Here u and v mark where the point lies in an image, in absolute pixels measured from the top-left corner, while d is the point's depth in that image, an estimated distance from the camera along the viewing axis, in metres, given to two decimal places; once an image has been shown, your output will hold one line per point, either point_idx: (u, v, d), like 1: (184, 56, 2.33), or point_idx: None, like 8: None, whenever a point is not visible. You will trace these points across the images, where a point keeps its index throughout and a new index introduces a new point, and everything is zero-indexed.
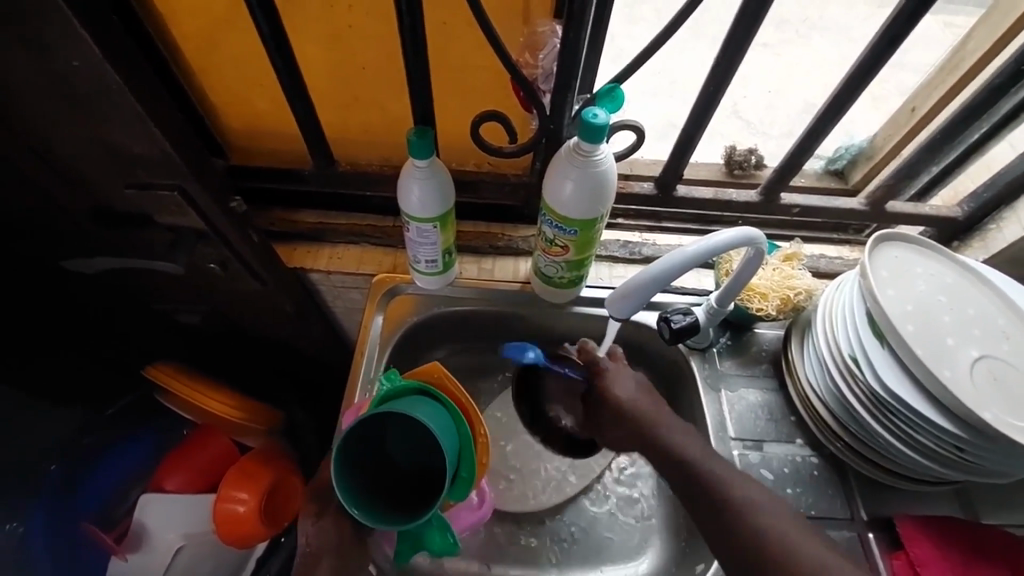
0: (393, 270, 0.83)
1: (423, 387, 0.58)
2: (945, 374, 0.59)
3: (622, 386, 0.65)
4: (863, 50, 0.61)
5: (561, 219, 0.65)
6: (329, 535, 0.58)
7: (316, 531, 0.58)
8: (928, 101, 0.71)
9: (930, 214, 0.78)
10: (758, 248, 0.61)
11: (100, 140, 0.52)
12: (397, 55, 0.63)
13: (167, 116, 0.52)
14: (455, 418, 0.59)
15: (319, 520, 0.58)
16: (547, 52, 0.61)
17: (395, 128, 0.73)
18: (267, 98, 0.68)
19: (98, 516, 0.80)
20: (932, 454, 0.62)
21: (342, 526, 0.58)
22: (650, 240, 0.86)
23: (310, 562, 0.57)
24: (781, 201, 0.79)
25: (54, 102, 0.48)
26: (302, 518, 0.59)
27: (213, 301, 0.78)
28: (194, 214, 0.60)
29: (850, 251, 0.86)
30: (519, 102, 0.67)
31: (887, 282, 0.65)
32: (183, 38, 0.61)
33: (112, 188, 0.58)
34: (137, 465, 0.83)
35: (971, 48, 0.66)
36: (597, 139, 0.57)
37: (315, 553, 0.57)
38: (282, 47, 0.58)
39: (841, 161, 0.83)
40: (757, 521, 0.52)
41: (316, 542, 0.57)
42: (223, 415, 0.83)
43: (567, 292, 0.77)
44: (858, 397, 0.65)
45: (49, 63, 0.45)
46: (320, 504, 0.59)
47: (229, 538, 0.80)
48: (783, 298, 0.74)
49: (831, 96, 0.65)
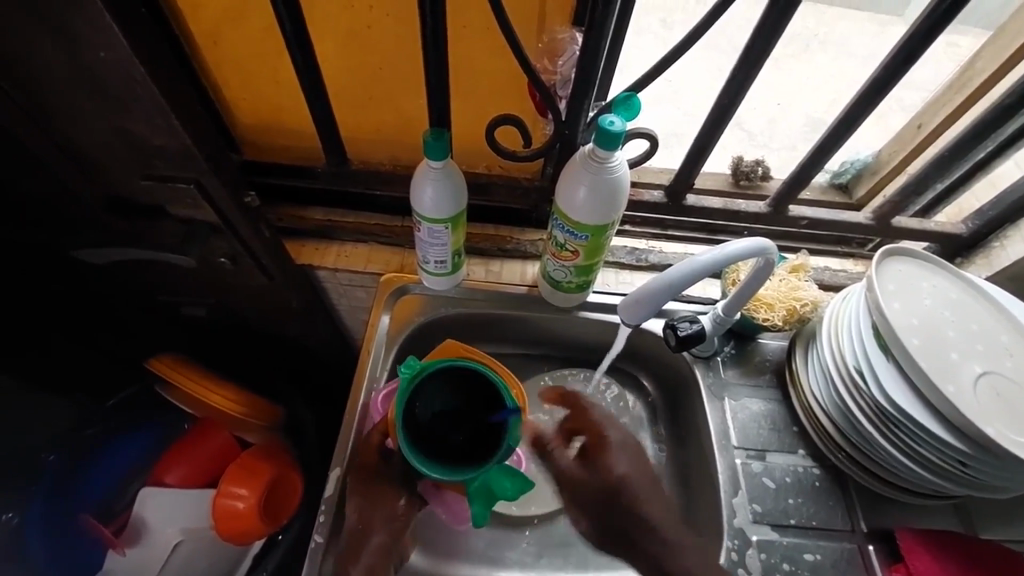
0: (401, 269, 0.82)
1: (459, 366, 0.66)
2: (950, 390, 0.59)
3: (620, 462, 0.68)
4: (877, 66, 0.62)
5: (572, 225, 0.65)
6: (381, 510, 0.66)
7: (366, 508, 0.66)
8: (934, 119, 0.72)
9: (934, 229, 0.79)
10: (769, 259, 0.61)
11: (120, 132, 0.53)
12: (415, 56, 0.63)
13: (189, 110, 0.52)
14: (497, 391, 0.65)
15: (363, 499, 0.66)
16: (565, 59, 0.62)
17: (409, 128, 0.73)
18: (283, 96, 0.69)
19: (101, 508, 0.78)
20: (934, 467, 0.63)
21: (394, 506, 0.67)
22: (656, 247, 0.87)
23: (360, 536, 0.64)
24: (790, 213, 0.80)
25: (76, 92, 0.49)
26: (350, 498, 0.66)
27: (219, 296, 0.78)
28: (209, 207, 0.61)
29: (854, 264, 0.87)
30: (534, 106, 0.68)
31: (892, 294, 0.66)
32: (202, 34, 0.61)
33: (128, 178, 0.58)
34: (137, 458, 0.82)
35: (979, 68, 0.67)
36: (612, 146, 0.58)
37: (364, 531, 0.65)
38: (305, 47, 0.59)
39: (846, 175, 0.84)
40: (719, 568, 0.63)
41: (366, 520, 0.65)
42: (224, 408, 0.84)
43: (573, 297, 0.77)
44: (862, 407, 0.65)
45: (74, 52, 0.45)
46: (366, 485, 0.67)
47: (226, 534, 0.79)
48: (789, 309, 0.74)
49: (843, 111, 0.66)
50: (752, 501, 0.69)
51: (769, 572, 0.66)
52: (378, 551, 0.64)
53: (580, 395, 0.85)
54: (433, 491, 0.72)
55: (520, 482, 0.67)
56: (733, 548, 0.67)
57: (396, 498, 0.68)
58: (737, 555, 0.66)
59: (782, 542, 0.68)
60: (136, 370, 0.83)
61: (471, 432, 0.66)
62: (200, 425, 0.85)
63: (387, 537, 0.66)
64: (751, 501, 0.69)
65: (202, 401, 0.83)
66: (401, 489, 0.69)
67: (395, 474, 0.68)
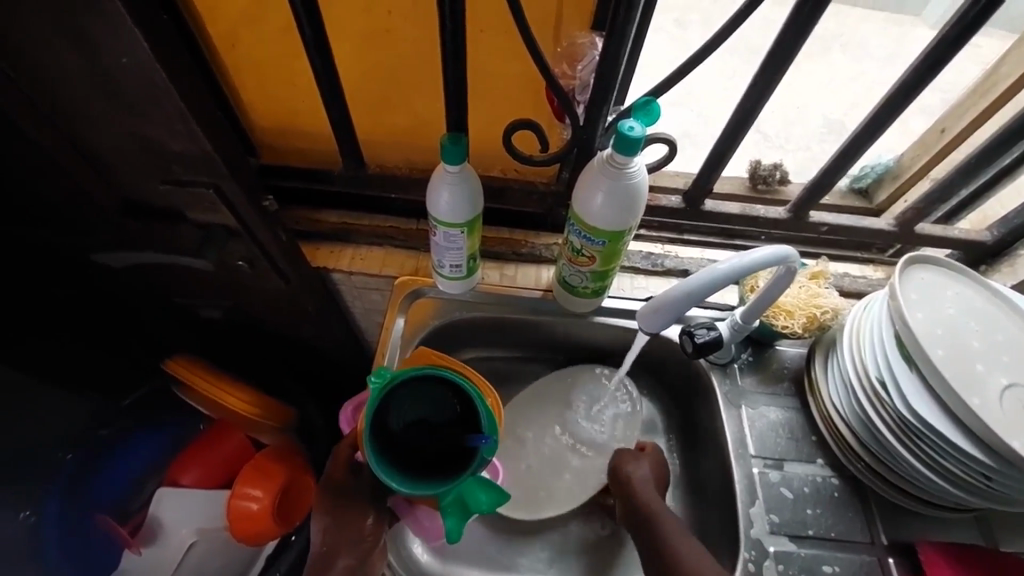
0: (415, 273, 0.82)
1: (433, 372, 0.62)
2: (974, 402, 0.58)
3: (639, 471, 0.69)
4: (904, 70, 0.60)
5: (589, 230, 0.64)
6: (348, 531, 0.61)
7: (332, 528, 0.61)
8: (957, 124, 0.71)
9: (958, 237, 0.78)
10: (790, 266, 0.60)
11: (140, 137, 0.53)
12: (433, 61, 0.63)
13: (208, 115, 0.52)
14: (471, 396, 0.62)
15: (330, 517, 0.61)
16: (584, 64, 0.61)
17: (425, 132, 0.73)
18: (300, 99, 0.69)
19: (118, 509, 0.79)
20: (957, 480, 0.61)
21: (361, 526, 0.61)
22: (672, 252, 0.86)
23: (325, 558, 0.59)
24: (811, 219, 0.79)
25: (98, 97, 0.49)
26: (318, 514, 0.61)
27: (235, 298, 0.78)
28: (228, 211, 0.61)
29: (874, 270, 0.86)
30: (552, 110, 0.67)
31: (915, 304, 0.64)
32: (222, 39, 0.61)
33: (147, 182, 0.59)
34: (152, 459, 0.83)
35: (1004, 73, 0.66)
36: (631, 151, 0.57)
37: (331, 551, 0.59)
38: (324, 52, 0.59)
39: (866, 179, 0.83)
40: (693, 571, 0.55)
41: (332, 541, 0.60)
42: (241, 412, 0.84)
43: (588, 302, 0.77)
44: (884, 419, 0.64)
45: (98, 58, 0.45)
46: (332, 502, 0.62)
47: (240, 535, 0.80)
48: (809, 316, 0.72)
49: (868, 116, 0.64)
50: (770, 512, 0.69)
51: None
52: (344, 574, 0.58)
53: (599, 394, 0.83)
54: (405, 506, 0.66)
55: (496, 495, 0.62)
56: (750, 560, 0.66)
57: (364, 517, 0.62)
58: (755, 567, 0.65)
59: (800, 553, 0.67)
60: (153, 371, 0.84)
61: (446, 444, 0.62)
62: (216, 426, 0.87)
63: (355, 561, 0.60)
64: (768, 512, 0.69)
65: (217, 402, 0.83)
66: (370, 508, 0.63)
67: (365, 489, 0.63)
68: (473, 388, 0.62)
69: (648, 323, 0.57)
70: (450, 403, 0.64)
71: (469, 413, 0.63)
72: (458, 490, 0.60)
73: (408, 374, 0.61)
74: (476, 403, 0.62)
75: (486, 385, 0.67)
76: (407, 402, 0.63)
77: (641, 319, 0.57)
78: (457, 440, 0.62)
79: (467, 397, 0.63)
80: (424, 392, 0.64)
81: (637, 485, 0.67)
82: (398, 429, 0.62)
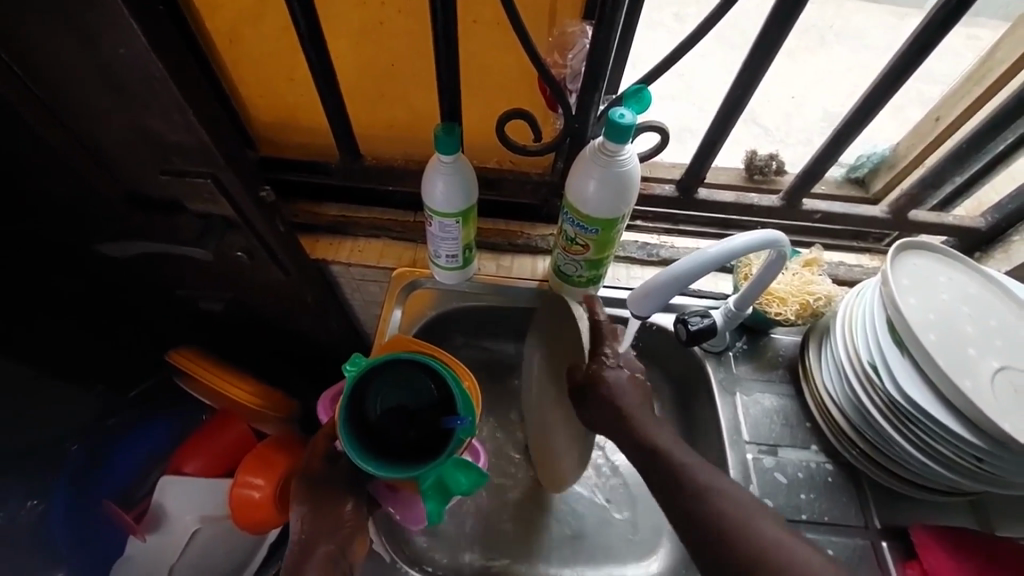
0: (412, 264, 0.83)
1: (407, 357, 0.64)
2: (965, 385, 0.58)
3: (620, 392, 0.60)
4: (894, 54, 0.61)
5: (582, 218, 0.65)
6: (326, 519, 0.61)
7: (309, 516, 0.61)
8: (952, 112, 0.71)
9: (952, 223, 0.78)
10: (781, 252, 0.60)
11: (140, 129, 0.54)
12: (427, 53, 0.64)
13: (206, 106, 0.53)
14: (446, 376, 0.64)
15: (308, 507, 0.61)
16: (575, 53, 0.62)
17: (421, 124, 0.74)
18: (297, 93, 0.70)
19: (121, 495, 0.81)
20: (949, 463, 0.62)
21: (340, 512, 0.62)
22: (667, 242, 0.87)
23: (303, 551, 0.58)
24: (804, 207, 0.80)
25: (99, 89, 0.50)
26: (296, 504, 0.62)
27: (236, 290, 0.80)
28: (226, 202, 0.62)
29: (870, 259, 0.86)
30: (545, 101, 0.68)
31: (908, 289, 0.65)
32: (219, 34, 0.62)
33: (147, 173, 0.60)
34: (156, 448, 0.85)
35: (999, 58, 0.66)
36: (622, 139, 0.58)
37: (311, 542, 0.58)
38: (319, 45, 0.60)
39: (862, 169, 0.83)
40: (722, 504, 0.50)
41: (311, 530, 0.60)
42: (245, 403, 0.85)
43: (584, 291, 0.78)
44: (876, 403, 0.65)
45: (97, 50, 0.46)
46: (310, 493, 0.62)
47: (244, 522, 0.81)
48: (803, 303, 0.73)
49: (863, 96, 0.64)
50: (764, 497, 0.69)
51: None
52: (323, 561, 0.57)
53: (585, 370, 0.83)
54: (388, 494, 0.67)
55: (476, 476, 0.62)
56: None
57: (342, 504, 0.62)
58: None
59: None
60: (157, 363, 0.86)
61: (423, 429, 0.63)
62: (220, 416, 0.88)
63: (334, 547, 0.59)
64: (763, 497, 0.69)
65: (220, 392, 0.84)
66: (348, 495, 0.63)
67: (341, 480, 0.64)
68: (445, 368, 0.64)
69: (634, 300, 0.57)
70: (427, 389, 0.66)
71: (448, 397, 0.64)
72: (438, 471, 0.61)
73: (382, 359, 0.63)
74: (451, 384, 0.63)
75: (459, 365, 0.69)
76: (385, 390, 0.65)
77: (629, 299, 0.57)
78: (434, 425, 0.63)
79: (442, 379, 0.65)
80: (402, 378, 0.66)
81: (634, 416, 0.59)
82: (375, 415, 0.63)
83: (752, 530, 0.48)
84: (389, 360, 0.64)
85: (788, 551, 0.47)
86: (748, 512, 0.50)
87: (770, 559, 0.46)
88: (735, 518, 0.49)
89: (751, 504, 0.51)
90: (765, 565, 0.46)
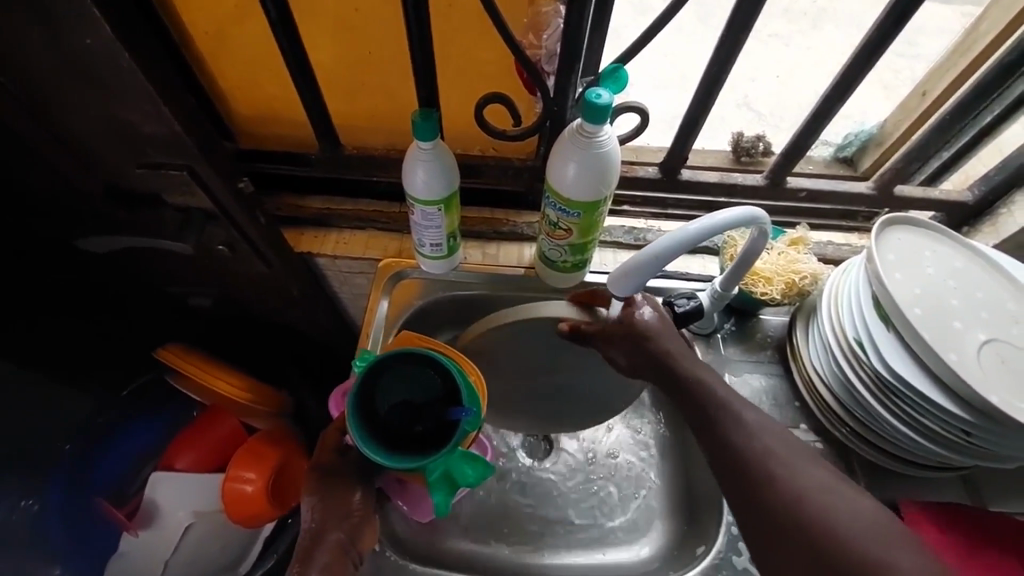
0: (398, 254, 0.83)
1: (412, 353, 0.64)
2: (951, 358, 0.58)
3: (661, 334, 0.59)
4: (871, 26, 0.60)
5: (564, 202, 0.65)
6: (334, 507, 0.59)
7: (320, 505, 0.59)
8: (939, 85, 0.70)
9: (940, 198, 0.78)
10: (763, 229, 0.60)
11: (112, 121, 0.54)
12: (402, 38, 0.63)
13: (178, 96, 0.53)
14: (452, 369, 0.63)
15: (318, 495, 0.59)
16: (550, 33, 0.61)
17: (400, 113, 0.73)
18: (274, 83, 0.69)
19: (114, 492, 0.83)
20: (937, 437, 0.61)
21: (349, 501, 0.60)
22: (655, 226, 0.86)
23: (314, 538, 0.56)
24: (789, 185, 0.79)
25: (66, 81, 0.50)
26: (306, 494, 0.60)
27: (222, 284, 0.80)
28: (203, 193, 0.62)
29: (858, 238, 0.86)
30: (523, 84, 0.67)
31: (893, 265, 0.64)
32: (188, 24, 0.61)
33: (122, 166, 0.59)
34: (145, 446, 0.86)
35: (985, 29, 0.65)
36: (599, 120, 0.57)
37: (321, 529, 0.56)
38: (290, 32, 0.59)
39: (850, 147, 0.82)
40: (763, 451, 0.49)
41: (320, 518, 0.58)
42: (229, 395, 0.85)
43: (570, 276, 0.77)
44: (863, 379, 0.64)
45: (58, 37, 0.45)
46: (319, 482, 0.60)
47: (236, 516, 0.81)
48: (788, 281, 0.72)
49: (840, 73, 0.64)
50: None
51: None
52: (334, 548, 0.55)
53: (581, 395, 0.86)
54: (397, 488, 0.67)
55: (482, 468, 0.63)
56: (733, 523, 0.67)
57: (351, 493, 0.61)
58: (737, 529, 0.67)
59: None
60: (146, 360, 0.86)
61: (431, 423, 0.62)
62: (210, 411, 0.89)
63: (344, 535, 0.57)
64: None
65: (209, 387, 0.85)
66: (358, 485, 0.62)
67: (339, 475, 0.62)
68: (449, 360, 0.64)
69: (621, 281, 0.56)
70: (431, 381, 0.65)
71: (452, 389, 0.64)
72: (444, 465, 0.61)
73: (388, 354, 0.63)
74: (455, 375, 0.63)
75: (465, 359, 0.69)
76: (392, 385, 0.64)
77: (612, 287, 0.57)
78: (442, 417, 0.62)
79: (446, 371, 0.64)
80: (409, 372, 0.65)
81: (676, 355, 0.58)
82: (383, 411, 0.62)
83: (790, 478, 0.47)
84: (397, 356, 0.64)
85: (829, 501, 0.45)
86: (796, 470, 0.47)
87: (805, 509, 0.45)
88: (766, 459, 0.48)
89: (797, 451, 0.49)
90: (803, 519, 0.45)
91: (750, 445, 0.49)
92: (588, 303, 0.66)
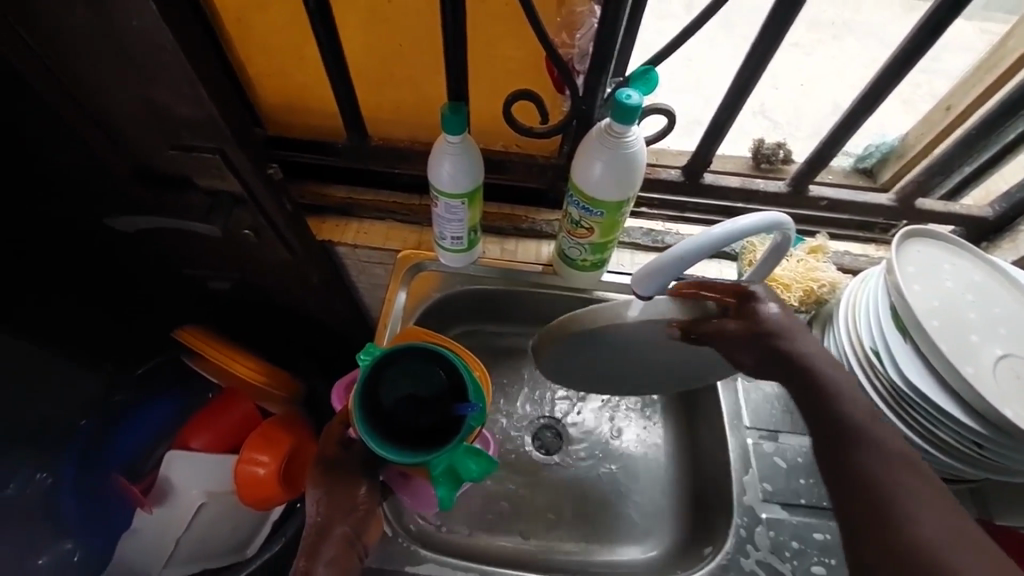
0: (418, 247, 0.84)
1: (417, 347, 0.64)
2: (968, 371, 0.59)
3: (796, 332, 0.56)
4: (904, 38, 0.60)
5: (588, 201, 0.65)
6: (340, 500, 0.60)
7: (325, 499, 0.59)
8: (965, 100, 0.70)
9: (961, 213, 0.78)
10: (787, 235, 0.60)
11: (148, 102, 0.55)
12: (434, 32, 0.63)
13: (214, 81, 0.53)
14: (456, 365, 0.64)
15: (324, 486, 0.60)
16: (583, 32, 0.62)
17: (426, 107, 0.74)
18: (303, 71, 0.70)
19: (129, 468, 0.85)
20: (950, 449, 0.61)
21: (354, 494, 0.61)
22: (672, 229, 0.87)
23: (319, 532, 0.57)
24: (810, 194, 0.80)
25: (107, 62, 0.50)
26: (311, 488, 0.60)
27: (243, 269, 0.80)
28: (233, 177, 0.63)
29: (875, 249, 0.86)
30: (552, 82, 0.68)
31: (912, 277, 0.65)
32: (224, 10, 0.61)
33: (155, 148, 0.60)
34: (161, 424, 0.88)
35: (1012, 47, 0.64)
36: (628, 121, 0.58)
37: (327, 523, 0.58)
38: (326, 21, 0.59)
39: (870, 159, 0.83)
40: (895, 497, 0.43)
41: (326, 512, 0.59)
42: (247, 377, 0.86)
43: (589, 275, 0.78)
44: (878, 391, 0.63)
45: (104, 18, 0.46)
46: (324, 475, 0.61)
47: (249, 500, 0.83)
48: (806, 289, 0.74)
49: (869, 84, 0.64)
50: (763, 480, 0.70)
51: (778, 549, 0.66)
52: (340, 543, 0.57)
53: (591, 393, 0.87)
54: (398, 480, 0.68)
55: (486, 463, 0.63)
56: (742, 525, 0.68)
57: (357, 486, 0.62)
58: (746, 532, 0.67)
59: (792, 521, 0.68)
60: None
61: (438, 417, 0.62)
62: (223, 394, 0.89)
63: (349, 529, 0.59)
64: (762, 480, 0.70)
65: (227, 369, 0.86)
66: (361, 477, 0.63)
67: (356, 461, 0.63)
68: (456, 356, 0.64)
69: (642, 282, 0.57)
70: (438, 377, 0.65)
71: (458, 385, 0.64)
72: (448, 460, 0.61)
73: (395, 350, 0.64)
74: (460, 372, 0.64)
75: (471, 354, 0.69)
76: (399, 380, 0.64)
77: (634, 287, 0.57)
78: (447, 412, 0.62)
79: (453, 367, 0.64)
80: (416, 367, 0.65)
81: (813, 358, 0.54)
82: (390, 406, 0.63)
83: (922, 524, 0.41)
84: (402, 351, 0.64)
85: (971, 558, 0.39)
86: (918, 504, 0.42)
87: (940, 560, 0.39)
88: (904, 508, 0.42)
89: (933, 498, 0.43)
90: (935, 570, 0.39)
91: (864, 470, 0.45)
92: (696, 298, 0.59)
